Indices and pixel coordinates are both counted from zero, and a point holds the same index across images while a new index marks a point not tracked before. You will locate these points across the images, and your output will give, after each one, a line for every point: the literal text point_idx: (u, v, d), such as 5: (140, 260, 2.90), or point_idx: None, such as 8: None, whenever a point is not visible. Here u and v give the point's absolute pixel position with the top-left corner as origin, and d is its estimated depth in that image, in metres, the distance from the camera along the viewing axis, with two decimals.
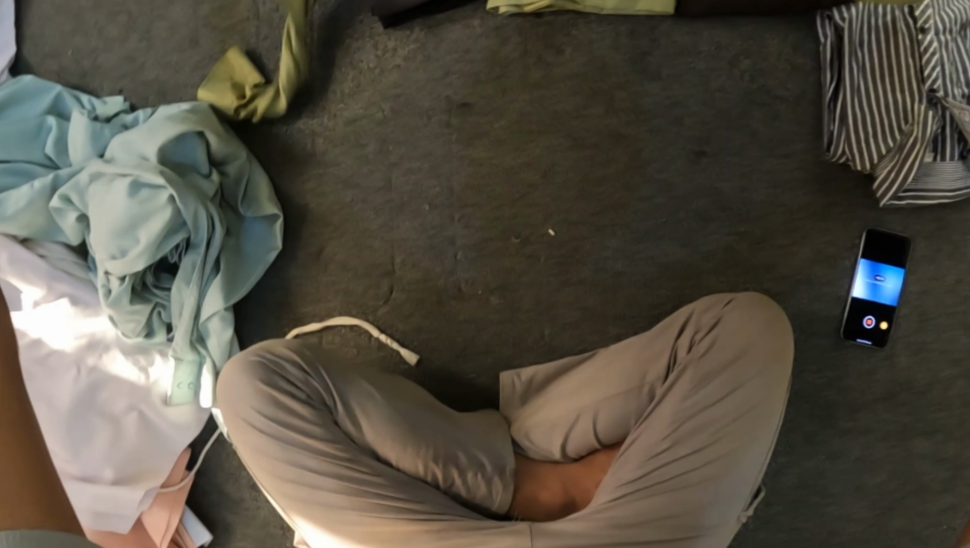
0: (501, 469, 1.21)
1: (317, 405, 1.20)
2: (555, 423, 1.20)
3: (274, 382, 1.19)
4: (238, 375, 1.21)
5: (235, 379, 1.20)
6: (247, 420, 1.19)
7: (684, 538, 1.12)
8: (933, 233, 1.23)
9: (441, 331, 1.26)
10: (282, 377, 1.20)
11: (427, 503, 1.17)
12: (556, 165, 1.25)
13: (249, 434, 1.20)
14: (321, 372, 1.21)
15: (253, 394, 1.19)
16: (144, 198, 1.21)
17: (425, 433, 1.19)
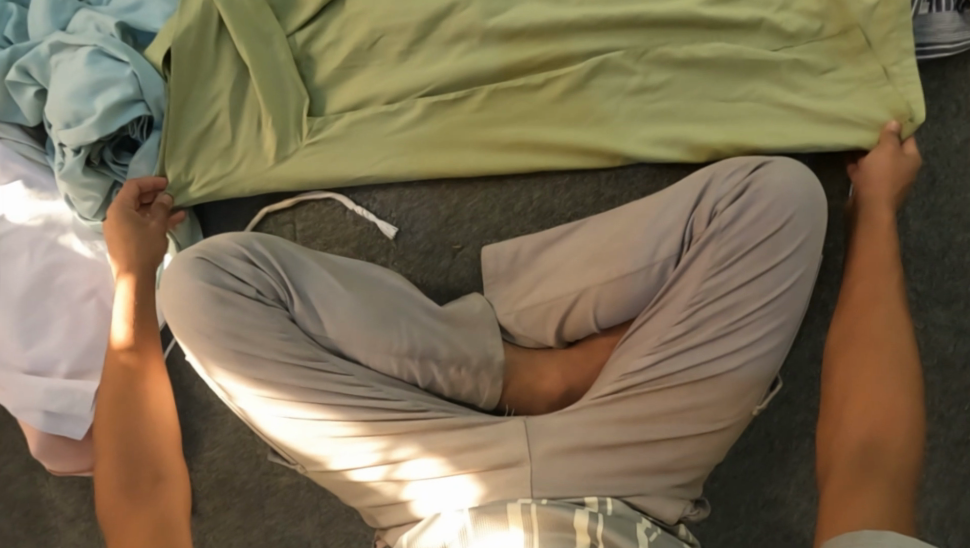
0: (489, 362, 1.05)
1: (269, 299, 0.99)
2: (548, 305, 1.05)
3: (219, 280, 0.98)
4: (173, 273, 0.99)
5: (176, 281, 0.98)
6: (193, 329, 0.97)
7: (708, 432, 1.00)
8: (937, 91, 1.13)
9: (422, 204, 1.13)
10: (228, 271, 0.99)
11: (407, 401, 1.01)
12: (553, 22, 1.06)
13: (192, 343, 0.98)
14: (270, 260, 1.00)
15: (192, 294, 0.97)
16: (105, 67, 1.14)
17: (399, 322, 1.02)
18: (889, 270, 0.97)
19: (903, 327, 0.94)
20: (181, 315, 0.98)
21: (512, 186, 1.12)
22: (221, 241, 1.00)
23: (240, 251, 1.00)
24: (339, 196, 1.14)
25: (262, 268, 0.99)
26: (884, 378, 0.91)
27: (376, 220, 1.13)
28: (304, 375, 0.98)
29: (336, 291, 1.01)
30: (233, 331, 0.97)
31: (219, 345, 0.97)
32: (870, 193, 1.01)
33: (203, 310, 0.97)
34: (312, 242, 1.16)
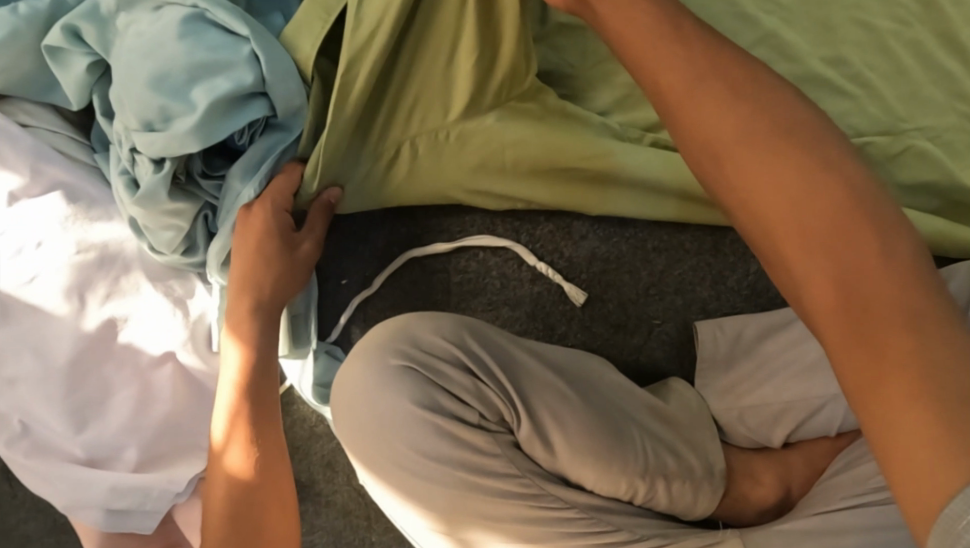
0: (711, 472, 0.87)
1: (490, 423, 0.75)
2: (784, 407, 0.89)
3: (430, 398, 0.74)
4: (371, 385, 0.74)
5: (365, 386, 0.74)
6: (389, 456, 0.74)
7: None
8: None
9: (622, 261, 0.92)
10: (441, 384, 0.74)
11: (625, 531, 0.81)
12: (785, 82, 0.94)
13: (388, 476, 0.75)
14: (488, 364, 0.75)
15: (390, 412, 0.73)
16: (207, 43, 0.79)
17: (633, 437, 0.82)
18: (806, 138, 0.56)
19: (867, 211, 0.54)
20: (370, 438, 0.74)
21: (730, 256, 0.94)
22: (426, 338, 0.75)
23: (453, 355, 0.75)
24: (519, 250, 0.91)
25: (486, 382, 0.75)
26: (879, 315, 0.51)
27: (563, 281, 0.91)
28: (530, 519, 0.76)
29: (568, 404, 0.78)
30: (447, 465, 0.73)
31: (423, 479, 0.74)
32: (683, 63, 0.59)
33: (407, 435, 0.73)
34: (473, 301, 0.92)
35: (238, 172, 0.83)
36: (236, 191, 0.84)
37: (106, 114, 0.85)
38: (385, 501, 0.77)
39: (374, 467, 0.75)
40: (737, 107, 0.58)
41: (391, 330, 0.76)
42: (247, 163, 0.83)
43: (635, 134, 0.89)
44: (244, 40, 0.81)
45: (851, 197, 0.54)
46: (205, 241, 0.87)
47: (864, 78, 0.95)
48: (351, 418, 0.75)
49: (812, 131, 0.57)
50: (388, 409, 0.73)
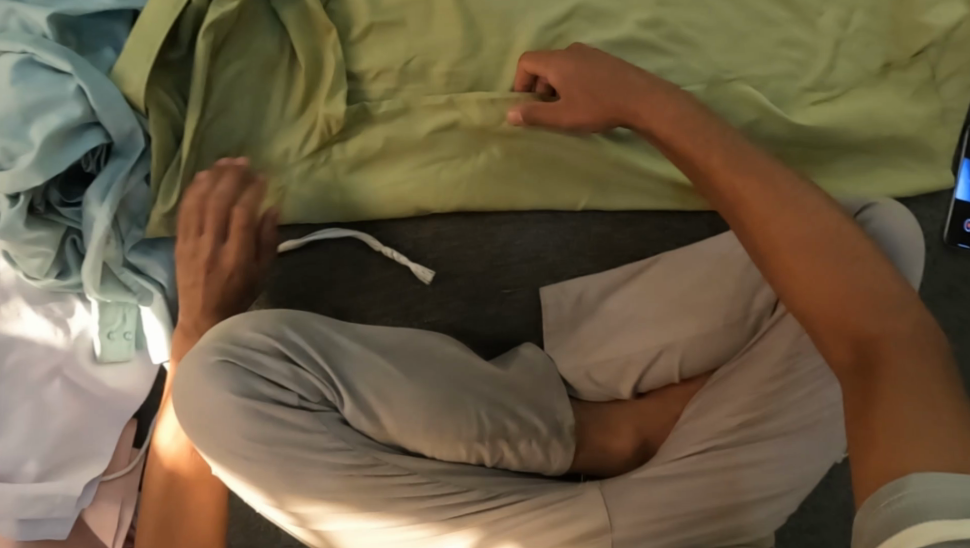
0: (558, 429, 0.93)
1: (313, 403, 0.82)
2: (626, 361, 0.93)
3: (251, 391, 0.80)
4: (191, 385, 0.80)
5: (202, 394, 0.79)
6: (229, 449, 0.80)
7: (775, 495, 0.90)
8: None
9: (466, 237, 0.98)
10: (259, 378, 0.80)
11: (478, 489, 0.88)
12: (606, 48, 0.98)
13: (225, 463, 0.80)
14: (307, 351, 0.82)
15: (221, 410, 0.79)
16: (38, 83, 0.86)
17: (465, 402, 0.87)
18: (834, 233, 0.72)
19: (894, 299, 0.68)
20: (210, 437, 0.80)
21: (570, 221, 0.99)
22: (246, 334, 0.81)
23: (272, 347, 0.81)
24: (365, 238, 0.97)
25: (302, 366, 0.81)
26: (897, 361, 0.65)
27: (410, 262, 0.97)
28: (367, 488, 0.82)
29: (392, 379, 0.84)
30: (284, 448, 0.80)
31: (262, 465, 0.80)
32: (712, 158, 0.79)
33: (239, 427, 0.79)
34: (330, 290, 0.98)
35: (88, 197, 0.91)
36: (89, 214, 0.91)
37: None
38: (232, 485, 0.83)
39: (223, 464, 0.81)
40: (748, 182, 0.76)
41: (214, 330, 0.81)
42: (100, 184, 0.91)
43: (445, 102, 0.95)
44: (70, 76, 0.88)
45: (851, 249, 0.71)
46: (76, 264, 0.95)
47: (684, 37, 1.00)
48: (195, 424, 0.80)
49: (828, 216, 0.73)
50: (223, 410, 0.79)
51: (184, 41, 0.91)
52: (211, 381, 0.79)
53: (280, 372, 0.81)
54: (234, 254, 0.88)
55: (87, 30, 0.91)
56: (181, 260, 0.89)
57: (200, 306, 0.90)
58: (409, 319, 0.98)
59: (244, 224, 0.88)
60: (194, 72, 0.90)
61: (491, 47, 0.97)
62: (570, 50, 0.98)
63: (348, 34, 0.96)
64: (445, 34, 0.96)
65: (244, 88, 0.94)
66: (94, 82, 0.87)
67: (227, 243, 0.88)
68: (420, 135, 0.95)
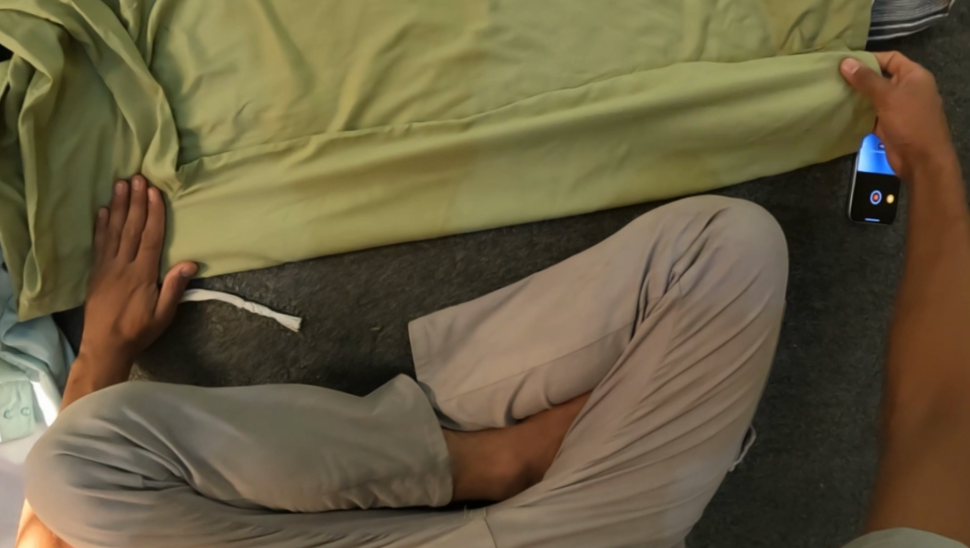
0: (432, 464, 0.91)
1: (160, 480, 0.83)
2: (493, 389, 0.91)
3: (92, 479, 0.80)
4: (34, 480, 0.81)
5: (49, 486, 0.80)
6: (80, 536, 0.81)
7: (653, 513, 0.90)
8: None
9: (328, 279, 0.96)
10: (99, 464, 0.81)
11: (353, 533, 0.87)
12: (448, 67, 0.93)
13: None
14: (147, 429, 0.82)
15: (65, 501, 0.80)
16: None
17: (323, 457, 0.87)
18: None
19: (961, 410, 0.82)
20: (62, 525, 0.81)
21: (430, 251, 0.96)
22: (84, 423, 0.81)
23: (110, 431, 0.82)
24: (225, 295, 0.96)
25: (142, 447, 0.82)
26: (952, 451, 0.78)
27: (274, 314, 0.96)
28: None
29: (239, 445, 0.84)
30: (134, 529, 0.81)
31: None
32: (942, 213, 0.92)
33: (86, 515, 0.80)
34: (202, 345, 0.99)
35: None
36: None
37: None
38: None
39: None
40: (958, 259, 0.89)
41: (53, 422, 0.82)
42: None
43: (283, 146, 0.93)
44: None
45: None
46: None
47: (530, 42, 0.94)
48: (48, 514, 0.81)
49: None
50: (68, 500, 0.80)
51: (11, 126, 0.91)
52: (55, 473, 0.80)
53: (120, 455, 0.81)
54: (144, 269, 0.95)
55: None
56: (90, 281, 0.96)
57: (99, 328, 0.95)
58: (286, 365, 0.99)
59: (154, 244, 0.96)
60: (28, 158, 0.89)
61: (328, 84, 0.93)
62: (405, 73, 0.93)
63: (180, 91, 0.94)
64: (278, 76, 0.93)
65: (86, 162, 0.93)
66: None
67: (136, 260, 0.95)
68: (262, 187, 0.92)
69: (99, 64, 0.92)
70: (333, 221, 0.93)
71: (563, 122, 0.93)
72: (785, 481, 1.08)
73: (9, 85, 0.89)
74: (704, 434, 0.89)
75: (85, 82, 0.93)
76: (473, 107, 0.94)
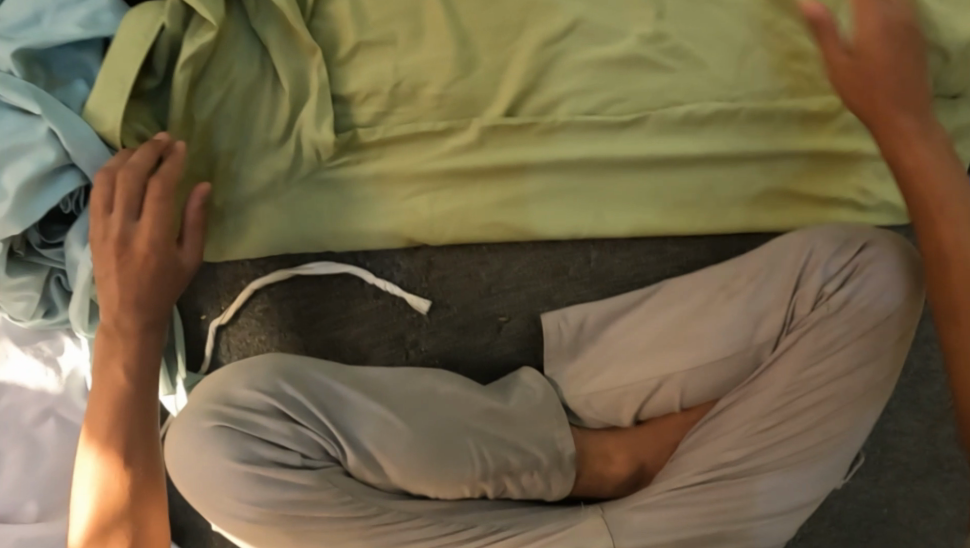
0: (559, 459, 0.92)
1: (316, 460, 0.83)
2: (624, 390, 0.92)
3: (250, 453, 0.81)
4: (190, 449, 0.81)
5: (203, 458, 0.81)
6: (229, 511, 0.81)
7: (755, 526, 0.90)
8: None
9: (458, 266, 0.95)
10: (256, 437, 0.82)
11: (478, 525, 0.88)
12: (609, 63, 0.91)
13: (226, 524, 0.83)
14: (304, 406, 0.83)
15: (221, 473, 0.81)
16: (11, 128, 0.84)
17: (466, 446, 0.87)
18: (942, 156, 0.82)
19: None
20: (212, 498, 0.81)
21: (567, 246, 0.95)
22: (241, 394, 0.82)
23: (268, 405, 0.82)
24: (354, 270, 0.94)
25: (300, 422, 0.83)
26: None
27: (404, 294, 0.94)
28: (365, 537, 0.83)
29: (391, 429, 0.85)
30: (286, 507, 0.81)
31: (264, 525, 0.81)
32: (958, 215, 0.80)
33: (240, 490, 0.80)
34: (320, 322, 0.96)
35: (71, 238, 0.89)
36: (76, 256, 0.89)
37: None
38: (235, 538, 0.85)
39: (227, 523, 0.82)
40: None
41: (206, 392, 0.82)
42: (83, 228, 0.89)
43: (437, 126, 0.91)
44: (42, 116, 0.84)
45: None
46: (62, 301, 0.94)
47: (684, 52, 0.92)
48: (198, 485, 0.81)
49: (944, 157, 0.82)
50: (224, 474, 0.81)
51: (159, 68, 0.87)
52: (213, 445, 0.81)
53: (278, 431, 0.82)
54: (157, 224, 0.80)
55: (56, 60, 0.88)
56: (95, 244, 0.80)
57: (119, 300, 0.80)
58: (404, 347, 0.96)
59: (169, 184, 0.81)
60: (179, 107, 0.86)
61: (488, 69, 0.91)
62: (565, 69, 0.92)
63: (335, 56, 0.91)
64: (437, 54, 0.91)
65: (228, 116, 0.90)
66: (62, 122, 0.84)
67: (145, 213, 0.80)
68: (412, 167, 0.91)
69: (259, 18, 0.89)
70: (477, 210, 0.92)
71: (705, 134, 0.93)
72: (853, 501, 1.10)
73: (164, 25, 0.85)
74: (823, 453, 0.89)
75: (238, 34, 0.90)
76: (632, 107, 0.92)
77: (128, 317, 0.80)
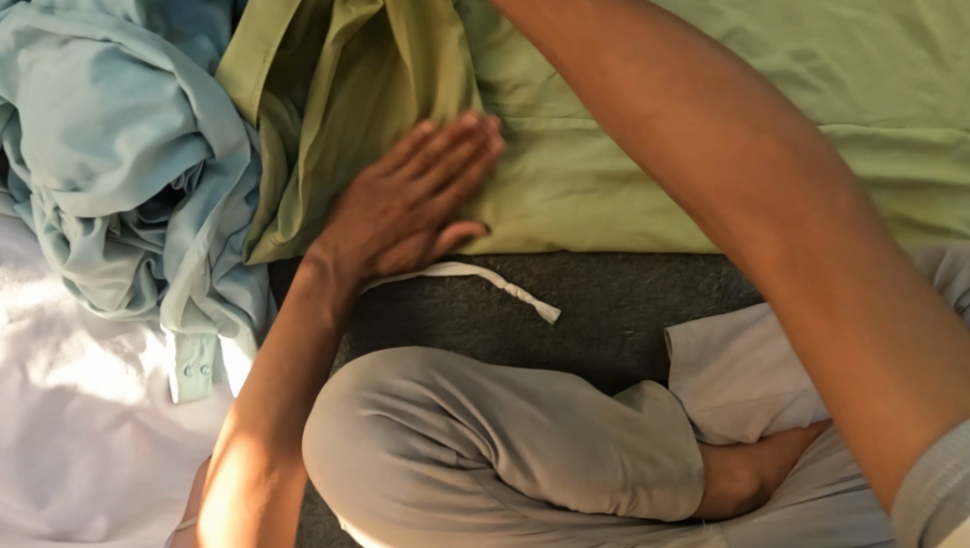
0: (688, 473, 0.89)
1: (469, 460, 0.80)
2: (755, 405, 0.89)
3: (406, 447, 0.78)
4: (344, 437, 0.79)
5: (357, 446, 0.79)
6: (376, 508, 0.78)
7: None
8: None
9: (592, 276, 0.89)
10: (413, 432, 0.79)
11: (607, 542, 0.82)
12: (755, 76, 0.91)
13: (371, 525, 0.79)
14: (459, 401, 0.82)
15: (374, 464, 0.78)
16: (130, 86, 0.73)
17: (609, 453, 0.85)
18: (744, 97, 0.54)
19: None
20: (359, 492, 0.78)
21: (699, 261, 0.91)
22: (397, 382, 0.81)
23: (424, 397, 0.81)
24: (485, 273, 0.88)
25: (458, 419, 0.81)
26: None
27: (534, 300, 0.89)
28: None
29: (540, 429, 0.83)
30: (435, 505, 0.78)
31: (411, 526, 0.78)
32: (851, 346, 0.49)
33: (394, 485, 0.78)
34: (441, 328, 0.90)
35: (182, 219, 0.78)
36: (184, 239, 0.78)
37: (20, 162, 0.79)
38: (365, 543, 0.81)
39: (369, 520, 0.79)
40: None
41: (362, 381, 0.81)
42: (195, 211, 0.78)
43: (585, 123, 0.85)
44: (169, 74, 0.74)
45: None
46: (150, 292, 0.82)
47: (830, 72, 0.93)
48: (348, 477, 0.79)
49: (801, 142, 0.53)
50: (378, 468, 0.78)
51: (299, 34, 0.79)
52: (368, 434, 0.79)
53: (436, 425, 0.80)
54: (438, 213, 0.84)
55: (179, 15, 0.78)
56: (360, 195, 0.84)
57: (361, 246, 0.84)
58: (526, 358, 0.91)
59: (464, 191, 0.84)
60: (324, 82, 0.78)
61: None
62: None
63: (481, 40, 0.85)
64: None
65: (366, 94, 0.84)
66: (194, 83, 0.74)
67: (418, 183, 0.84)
68: (556, 166, 0.84)
69: None
70: (622, 219, 0.85)
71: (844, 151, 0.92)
72: None
73: None
74: None
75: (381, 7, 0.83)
76: None
77: (351, 264, 0.85)
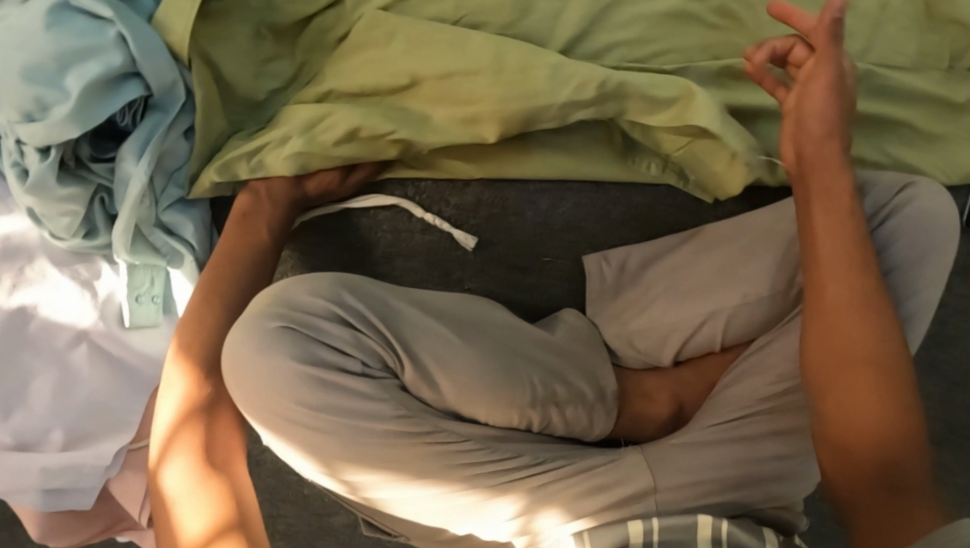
0: (602, 394, 0.93)
1: (375, 370, 0.83)
2: (668, 328, 0.93)
3: (313, 356, 0.80)
4: (252, 351, 0.80)
5: (265, 359, 0.80)
6: (286, 415, 0.80)
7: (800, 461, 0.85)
8: None
9: (507, 206, 0.96)
10: (319, 342, 0.81)
11: (525, 456, 0.85)
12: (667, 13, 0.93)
13: (282, 431, 0.81)
14: (367, 316, 0.84)
15: (282, 374, 0.79)
16: (78, 30, 0.84)
17: (523, 371, 0.88)
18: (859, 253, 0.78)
19: None
20: (269, 401, 0.80)
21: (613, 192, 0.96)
22: (306, 299, 0.83)
23: (331, 312, 0.83)
24: (404, 204, 0.96)
25: (363, 331, 0.83)
26: None
27: (452, 229, 0.97)
28: (418, 454, 0.80)
29: (449, 345, 0.86)
30: (341, 411, 0.79)
31: (319, 432, 0.80)
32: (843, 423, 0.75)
33: (300, 393, 0.79)
34: (371, 256, 0.99)
35: (124, 151, 0.88)
36: (127, 168, 0.88)
37: None
38: (280, 452, 0.83)
39: (279, 427, 0.80)
40: None
41: (271, 298, 0.83)
42: (136, 143, 0.88)
43: None
44: (110, 22, 0.85)
45: None
46: (103, 222, 0.92)
47: None
48: (258, 388, 0.80)
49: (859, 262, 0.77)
50: (286, 377, 0.79)
51: None
52: (276, 347, 0.80)
53: (342, 336, 0.82)
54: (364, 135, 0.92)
55: None
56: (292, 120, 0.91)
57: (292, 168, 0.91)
58: (450, 284, 0.99)
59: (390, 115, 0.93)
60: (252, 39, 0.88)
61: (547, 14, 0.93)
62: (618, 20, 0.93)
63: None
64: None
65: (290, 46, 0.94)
66: (132, 28, 0.85)
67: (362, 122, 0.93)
68: None
69: None
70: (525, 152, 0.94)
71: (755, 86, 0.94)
72: None
73: None
74: None
75: None
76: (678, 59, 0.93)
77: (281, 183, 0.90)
